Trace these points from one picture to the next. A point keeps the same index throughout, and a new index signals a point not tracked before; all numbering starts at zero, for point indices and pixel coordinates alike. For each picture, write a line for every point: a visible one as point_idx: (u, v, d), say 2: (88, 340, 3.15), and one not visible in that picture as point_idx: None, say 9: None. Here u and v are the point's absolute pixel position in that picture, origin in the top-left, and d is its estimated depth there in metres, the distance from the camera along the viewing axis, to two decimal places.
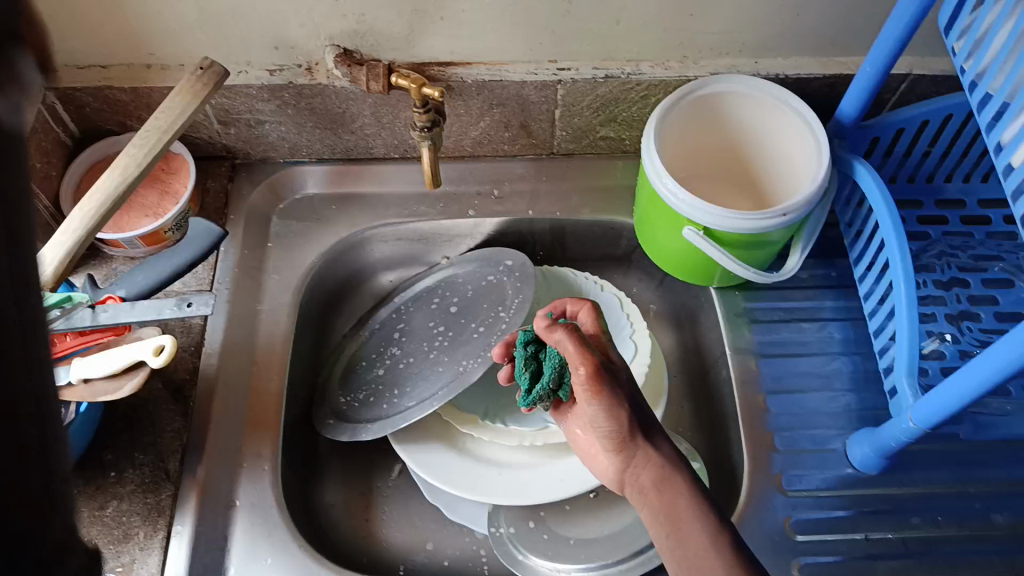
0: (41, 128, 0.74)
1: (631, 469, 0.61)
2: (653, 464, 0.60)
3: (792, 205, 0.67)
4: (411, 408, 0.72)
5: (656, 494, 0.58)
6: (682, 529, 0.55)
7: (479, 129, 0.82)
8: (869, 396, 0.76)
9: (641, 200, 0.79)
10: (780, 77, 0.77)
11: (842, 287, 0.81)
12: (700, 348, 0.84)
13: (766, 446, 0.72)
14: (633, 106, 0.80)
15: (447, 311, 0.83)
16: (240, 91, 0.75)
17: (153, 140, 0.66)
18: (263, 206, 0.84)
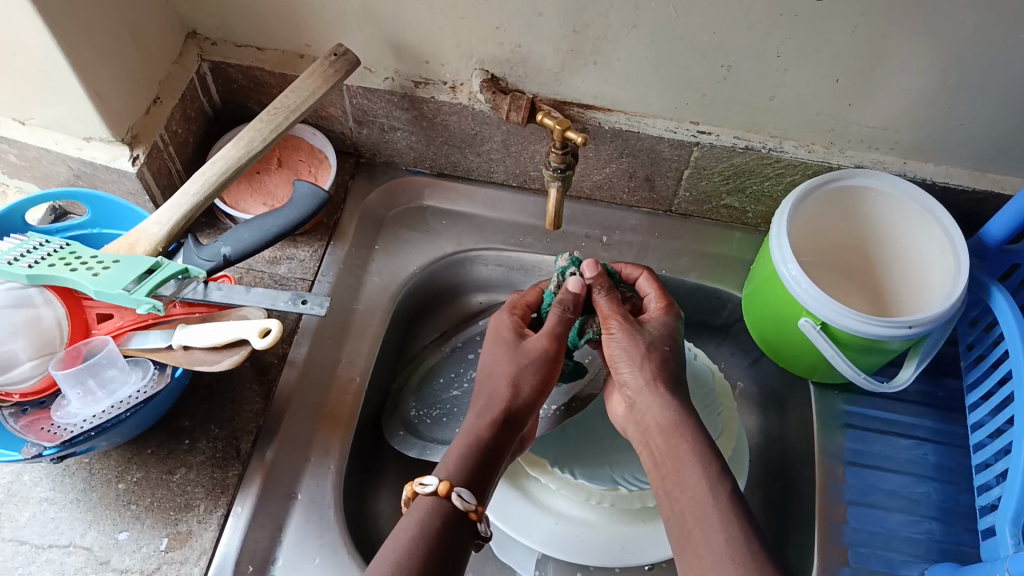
0: (190, 96, 0.76)
1: (631, 374, 0.63)
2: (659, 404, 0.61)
3: (920, 319, 0.64)
4: None
5: (661, 436, 0.60)
6: (681, 471, 0.57)
7: (604, 174, 0.81)
8: (958, 531, 0.70)
9: (755, 278, 0.77)
10: (927, 182, 0.74)
11: (948, 408, 0.76)
12: (785, 440, 0.80)
13: (837, 559, 0.69)
14: (765, 181, 0.78)
15: None
16: (382, 95, 0.77)
17: (281, 119, 0.69)
18: (377, 207, 0.85)
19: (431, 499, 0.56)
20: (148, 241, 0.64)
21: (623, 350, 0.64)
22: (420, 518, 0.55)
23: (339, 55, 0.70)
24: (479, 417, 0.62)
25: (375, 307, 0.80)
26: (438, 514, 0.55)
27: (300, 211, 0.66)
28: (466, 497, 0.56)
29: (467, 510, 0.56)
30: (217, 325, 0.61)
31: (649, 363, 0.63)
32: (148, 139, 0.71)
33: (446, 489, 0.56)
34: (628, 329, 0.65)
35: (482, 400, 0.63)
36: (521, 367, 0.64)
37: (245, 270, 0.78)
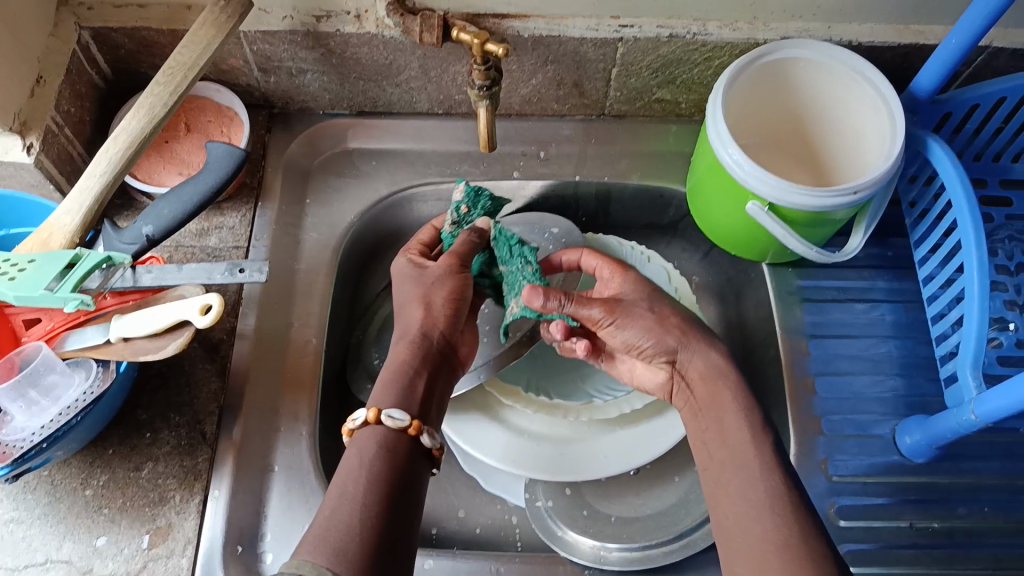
0: (75, 69, 0.70)
1: (652, 342, 0.64)
2: (699, 358, 0.63)
3: (864, 183, 0.64)
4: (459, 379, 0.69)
5: (704, 386, 0.62)
6: (724, 417, 0.59)
7: (530, 86, 0.78)
8: (921, 382, 0.73)
9: (697, 169, 0.76)
10: (854, 44, 0.73)
11: (898, 267, 0.78)
12: (747, 325, 0.81)
13: (812, 429, 0.71)
14: (695, 68, 0.76)
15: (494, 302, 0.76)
16: (283, 37, 0.71)
17: (178, 79, 0.63)
18: (301, 159, 0.81)
19: (367, 430, 0.54)
20: (61, 234, 0.59)
21: (634, 331, 0.64)
22: (358, 451, 0.54)
23: (227, 1, 0.64)
24: (399, 340, 0.62)
25: (318, 264, 0.76)
26: (377, 440, 0.54)
27: (219, 177, 0.62)
28: (397, 416, 0.54)
29: (405, 427, 0.54)
30: (153, 310, 0.57)
31: (665, 327, 0.64)
32: (39, 124, 0.65)
33: (374, 414, 0.54)
34: (616, 308, 0.64)
35: (399, 328, 0.63)
36: (430, 286, 0.64)
37: (174, 247, 0.73)
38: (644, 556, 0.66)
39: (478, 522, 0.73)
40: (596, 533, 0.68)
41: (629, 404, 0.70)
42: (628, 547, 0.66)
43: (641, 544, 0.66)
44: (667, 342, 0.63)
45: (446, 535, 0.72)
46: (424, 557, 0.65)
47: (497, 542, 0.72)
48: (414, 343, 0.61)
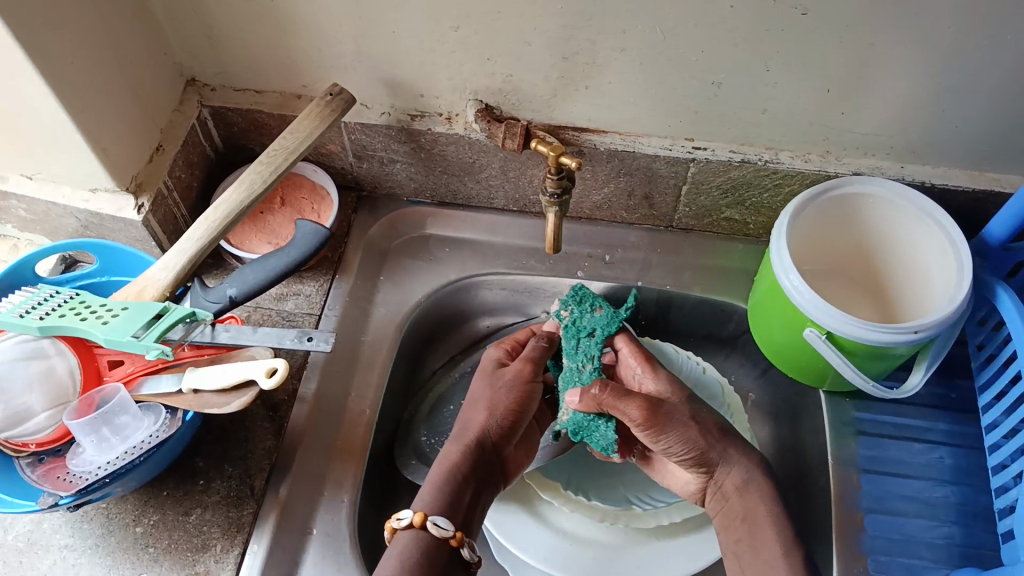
0: (191, 141, 0.78)
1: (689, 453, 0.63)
2: (736, 467, 0.64)
3: (924, 324, 0.63)
4: None
5: (737, 498, 0.63)
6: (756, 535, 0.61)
7: (602, 194, 0.82)
8: (979, 534, 0.69)
9: (758, 289, 0.77)
10: (927, 185, 0.74)
11: (961, 410, 0.76)
12: (799, 450, 0.80)
13: (857, 568, 0.68)
14: (764, 193, 0.78)
15: None
16: (379, 130, 0.78)
17: (280, 160, 0.70)
18: (380, 239, 0.86)
19: (409, 532, 0.57)
20: (156, 287, 0.66)
21: (679, 440, 0.62)
22: (400, 553, 0.57)
23: (333, 95, 0.71)
24: (455, 443, 0.63)
25: (383, 339, 0.80)
26: (418, 547, 0.57)
27: (303, 251, 0.67)
28: (441, 524, 0.57)
29: (446, 538, 0.57)
30: (225, 367, 0.61)
31: (709, 439, 0.63)
32: (152, 187, 0.73)
33: (420, 519, 0.57)
34: (654, 417, 0.61)
35: (460, 426, 0.66)
36: (497, 391, 0.67)
37: (253, 308, 0.79)
38: None
39: None
40: None
41: (669, 515, 0.69)
42: None
43: None
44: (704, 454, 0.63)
45: None
46: None
47: None
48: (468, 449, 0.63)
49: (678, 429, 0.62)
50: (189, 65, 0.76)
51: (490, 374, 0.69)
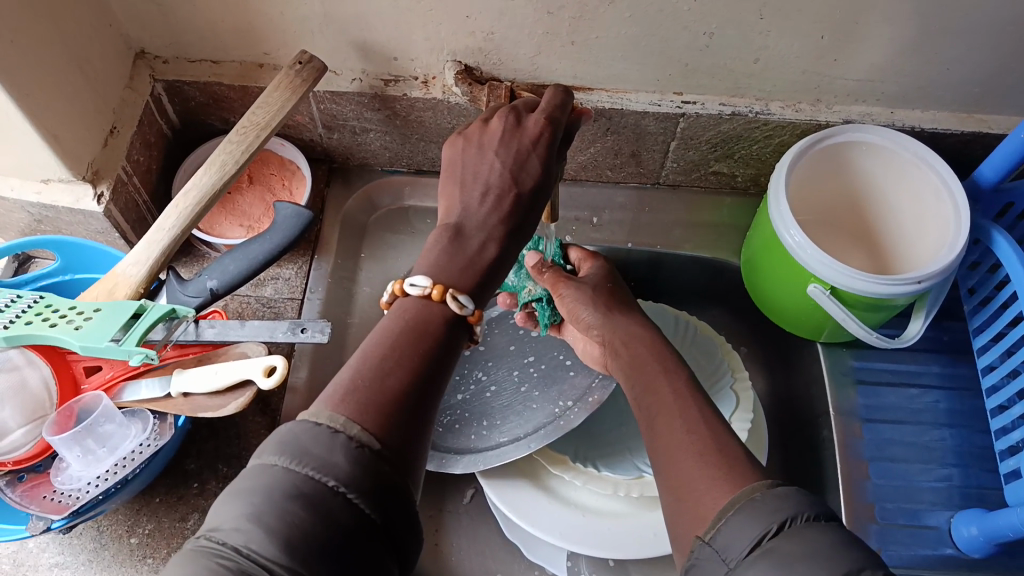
0: (147, 120, 0.72)
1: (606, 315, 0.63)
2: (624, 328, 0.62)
3: (927, 273, 0.63)
4: (506, 448, 0.69)
5: (626, 348, 0.60)
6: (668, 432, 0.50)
7: (588, 154, 0.79)
8: (978, 473, 0.71)
9: (754, 245, 0.76)
10: (916, 130, 0.73)
11: (953, 353, 0.77)
12: (796, 402, 0.80)
13: (864, 517, 0.69)
14: (754, 145, 0.76)
15: (544, 373, 0.75)
16: (351, 98, 0.73)
17: (251, 138, 0.65)
18: (358, 214, 0.82)
19: (419, 304, 0.44)
20: (127, 283, 0.61)
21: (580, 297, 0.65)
22: (394, 319, 0.44)
23: (303, 64, 0.66)
24: (490, 133, 0.52)
25: (370, 319, 0.77)
26: (419, 317, 0.44)
27: (286, 235, 0.63)
28: (418, 282, 0.45)
29: (427, 293, 0.44)
30: (217, 367, 0.58)
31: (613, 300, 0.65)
32: (111, 174, 0.67)
33: (396, 287, 0.45)
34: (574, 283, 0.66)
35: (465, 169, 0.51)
36: (483, 146, 0.51)
37: (230, 297, 0.74)
38: None
39: None
40: None
41: None
42: None
43: None
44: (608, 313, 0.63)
45: None
46: None
47: None
48: (447, 233, 0.48)
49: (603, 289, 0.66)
50: (138, 37, 0.69)
51: (512, 134, 0.51)
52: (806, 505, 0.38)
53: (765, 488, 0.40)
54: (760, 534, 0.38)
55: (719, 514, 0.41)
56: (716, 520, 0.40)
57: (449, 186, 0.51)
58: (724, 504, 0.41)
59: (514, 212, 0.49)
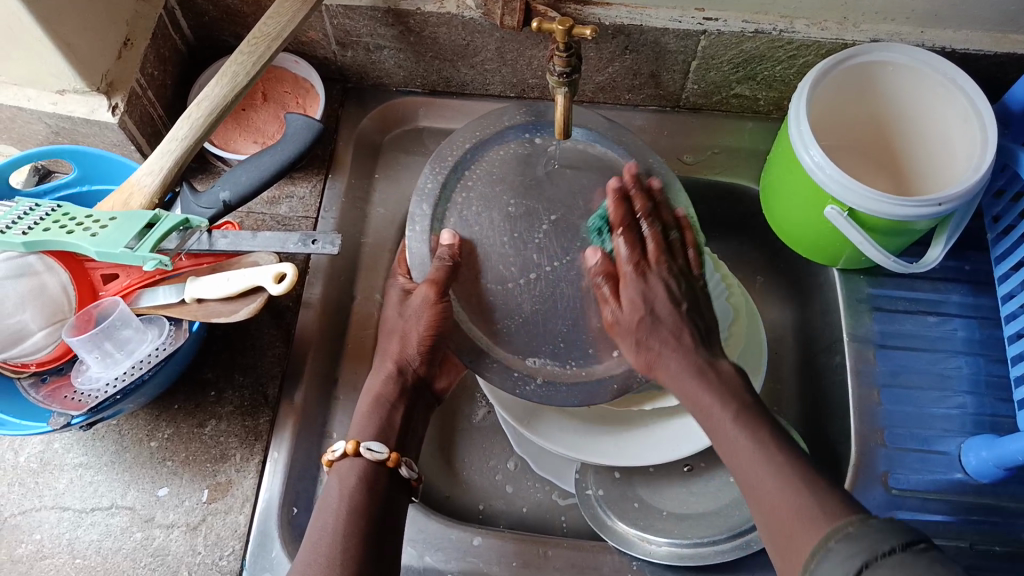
0: (160, 35, 0.72)
1: (661, 353, 0.58)
2: (686, 359, 0.57)
3: (949, 195, 0.61)
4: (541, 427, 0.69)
5: (698, 376, 0.56)
6: (699, 403, 0.56)
7: (606, 75, 0.77)
8: (992, 401, 0.71)
9: (773, 167, 0.74)
10: (946, 50, 0.70)
11: (974, 282, 0.75)
12: (812, 329, 0.80)
13: (873, 441, 0.69)
14: (777, 65, 0.74)
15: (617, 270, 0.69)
16: (363, 13, 0.71)
17: (262, 50, 0.65)
18: (373, 133, 0.82)
19: (345, 462, 0.57)
20: (141, 194, 0.61)
21: (629, 321, 0.60)
22: (350, 485, 0.56)
23: None
24: (665, 330, 0.59)
25: (384, 239, 0.78)
26: (354, 473, 0.57)
27: (299, 146, 0.64)
28: (375, 448, 0.58)
29: (382, 460, 0.57)
30: (228, 275, 0.59)
31: (651, 329, 0.59)
32: (125, 86, 0.67)
33: (352, 447, 0.57)
34: (643, 274, 0.61)
35: (648, 301, 0.60)
36: (669, 314, 0.59)
37: (246, 213, 0.75)
38: (694, 553, 0.66)
39: (524, 502, 0.75)
40: (645, 525, 0.69)
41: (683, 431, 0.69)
42: (679, 542, 0.67)
43: (692, 539, 0.67)
44: (680, 344, 0.58)
45: (492, 513, 0.74)
46: (474, 535, 0.67)
47: (542, 526, 0.73)
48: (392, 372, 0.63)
49: (665, 315, 0.59)
50: None
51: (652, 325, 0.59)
52: (883, 542, 0.41)
53: (840, 533, 0.44)
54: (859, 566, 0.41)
55: (809, 561, 0.44)
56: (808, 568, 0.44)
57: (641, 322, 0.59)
58: (810, 545, 0.45)
59: (689, 334, 0.59)
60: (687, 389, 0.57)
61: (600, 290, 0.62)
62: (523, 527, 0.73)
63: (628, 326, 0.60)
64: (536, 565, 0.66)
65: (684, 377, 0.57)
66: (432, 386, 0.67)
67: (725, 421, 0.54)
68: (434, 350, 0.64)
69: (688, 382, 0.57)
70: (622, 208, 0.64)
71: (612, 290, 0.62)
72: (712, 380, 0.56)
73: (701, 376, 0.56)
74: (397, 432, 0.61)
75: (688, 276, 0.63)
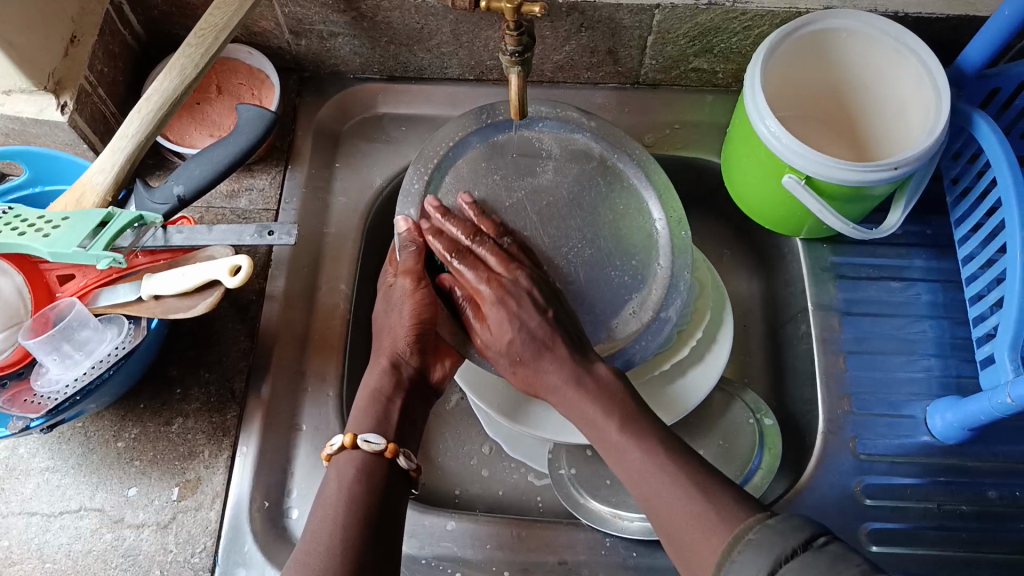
0: (108, 30, 0.70)
1: (540, 372, 0.59)
2: (563, 369, 0.58)
3: (905, 158, 0.62)
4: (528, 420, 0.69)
5: (592, 390, 0.57)
6: (586, 416, 0.57)
7: (563, 53, 0.77)
8: (957, 363, 0.71)
9: (732, 139, 0.74)
10: (900, 15, 0.71)
11: (936, 246, 0.76)
12: (779, 300, 0.80)
13: (841, 407, 0.70)
14: (734, 37, 0.74)
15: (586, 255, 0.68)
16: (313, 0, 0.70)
17: (210, 40, 0.64)
18: (332, 122, 0.81)
19: (343, 456, 0.56)
20: (94, 192, 0.61)
21: (498, 318, 0.60)
22: (349, 477, 0.54)
23: None
24: (530, 342, 0.59)
25: (347, 228, 0.77)
26: (353, 465, 0.55)
27: (252, 137, 0.63)
28: (372, 438, 0.56)
29: (380, 451, 0.55)
30: (183, 270, 0.58)
31: (512, 308, 0.60)
32: (74, 84, 0.66)
33: (350, 440, 0.55)
34: (500, 291, 0.61)
35: (519, 327, 0.60)
36: (522, 329, 0.60)
37: (205, 208, 0.74)
38: None
39: (499, 485, 0.75)
40: (617, 501, 0.69)
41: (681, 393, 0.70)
42: (650, 516, 0.67)
43: None
44: (546, 352, 0.59)
45: (468, 498, 0.74)
46: (448, 520, 0.67)
47: (518, 508, 0.73)
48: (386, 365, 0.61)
49: (542, 332, 0.60)
50: None
51: (517, 317, 0.60)
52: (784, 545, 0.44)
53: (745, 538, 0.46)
54: (772, 566, 0.43)
55: (722, 557, 0.46)
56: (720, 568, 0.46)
57: (499, 314, 0.60)
58: (716, 555, 0.47)
59: (552, 334, 0.60)
60: (569, 400, 0.58)
61: (462, 302, 0.64)
62: (499, 510, 0.73)
63: (484, 338, 0.62)
64: (510, 547, 0.66)
65: (565, 388, 0.58)
66: (429, 379, 0.64)
67: (612, 431, 0.55)
68: (423, 340, 0.63)
69: (568, 386, 0.58)
70: (488, 247, 0.64)
71: (476, 313, 0.62)
72: (589, 390, 0.57)
73: (590, 376, 0.58)
74: (396, 428, 0.58)
75: (547, 283, 0.64)
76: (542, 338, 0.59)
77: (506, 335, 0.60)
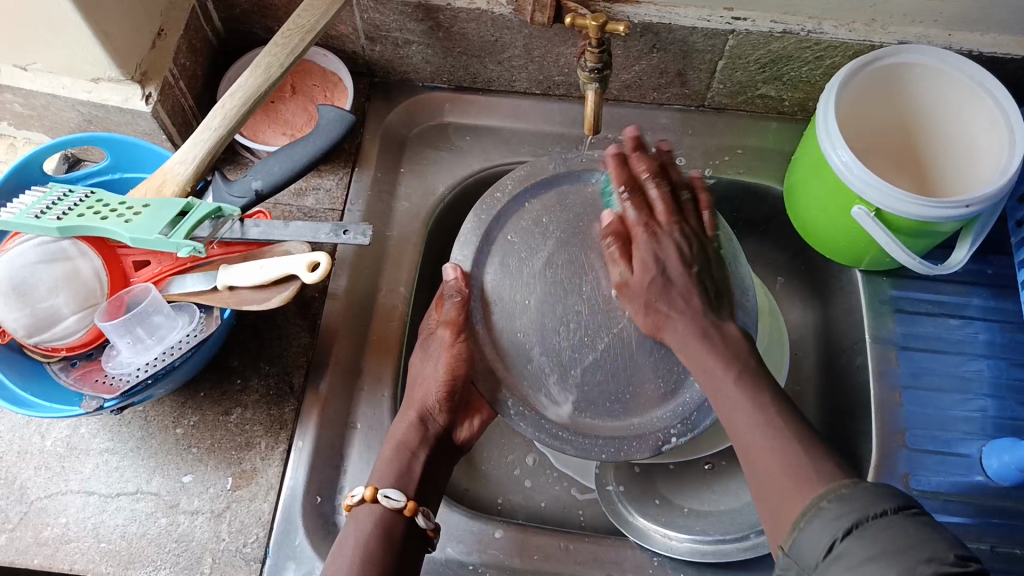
0: (192, 26, 0.72)
1: (669, 318, 0.58)
2: (694, 318, 0.58)
3: (977, 197, 0.62)
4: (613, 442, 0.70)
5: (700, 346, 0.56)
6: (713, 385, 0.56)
7: (632, 73, 0.77)
8: (1013, 404, 0.71)
9: (798, 167, 0.74)
10: (973, 54, 0.71)
11: (996, 286, 0.76)
12: (832, 331, 0.80)
13: (894, 441, 0.69)
14: (804, 66, 0.74)
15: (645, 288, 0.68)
16: (393, 8, 0.72)
17: (297, 41, 0.65)
18: (399, 127, 0.82)
19: (362, 507, 0.58)
20: (175, 182, 0.62)
21: (640, 279, 0.59)
22: (365, 531, 0.56)
23: None
24: (666, 279, 0.59)
25: (408, 233, 0.78)
26: (371, 518, 0.57)
27: (331, 137, 0.64)
28: (393, 495, 0.57)
29: (399, 508, 0.57)
30: (261, 263, 0.59)
31: (672, 266, 0.59)
32: (159, 76, 0.68)
33: (370, 493, 0.57)
34: (659, 224, 0.61)
35: (661, 276, 0.59)
36: (669, 248, 0.60)
37: (273, 205, 0.75)
38: (715, 549, 0.66)
39: (543, 496, 0.75)
40: (666, 521, 0.69)
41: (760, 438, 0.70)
42: (699, 538, 0.67)
43: (713, 536, 0.67)
44: (691, 307, 0.58)
45: (511, 507, 0.74)
46: (495, 527, 0.67)
47: (561, 521, 0.74)
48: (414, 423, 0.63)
49: (689, 286, 0.59)
50: None
51: (656, 241, 0.60)
52: (875, 503, 0.42)
53: (831, 493, 0.45)
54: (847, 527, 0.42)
55: (797, 517, 0.45)
56: (796, 524, 0.45)
57: (646, 272, 0.59)
58: (800, 506, 0.46)
59: (699, 283, 0.59)
60: (692, 353, 0.57)
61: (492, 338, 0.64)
62: (542, 521, 0.74)
63: (655, 292, 0.59)
64: (556, 558, 0.66)
65: (691, 339, 0.57)
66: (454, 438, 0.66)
67: (727, 380, 0.54)
68: (455, 396, 0.64)
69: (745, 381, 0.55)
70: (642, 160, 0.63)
71: (622, 250, 0.61)
72: (716, 345, 0.56)
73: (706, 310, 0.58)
74: (418, 482, 0.60)
75: (701, 238, 0.62)
76: (697, 279, 0.59)
77: (654, 248, 0.59)
